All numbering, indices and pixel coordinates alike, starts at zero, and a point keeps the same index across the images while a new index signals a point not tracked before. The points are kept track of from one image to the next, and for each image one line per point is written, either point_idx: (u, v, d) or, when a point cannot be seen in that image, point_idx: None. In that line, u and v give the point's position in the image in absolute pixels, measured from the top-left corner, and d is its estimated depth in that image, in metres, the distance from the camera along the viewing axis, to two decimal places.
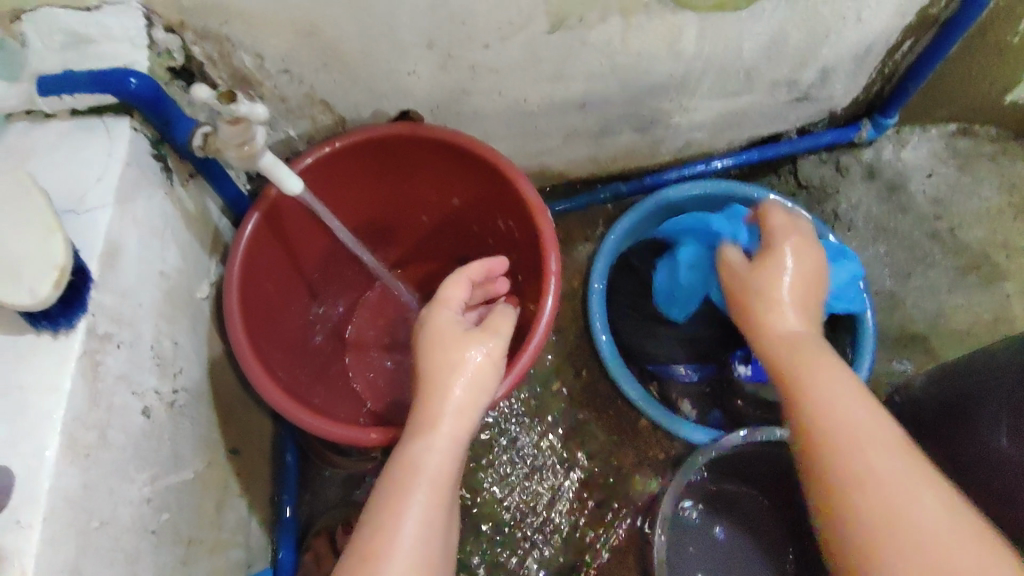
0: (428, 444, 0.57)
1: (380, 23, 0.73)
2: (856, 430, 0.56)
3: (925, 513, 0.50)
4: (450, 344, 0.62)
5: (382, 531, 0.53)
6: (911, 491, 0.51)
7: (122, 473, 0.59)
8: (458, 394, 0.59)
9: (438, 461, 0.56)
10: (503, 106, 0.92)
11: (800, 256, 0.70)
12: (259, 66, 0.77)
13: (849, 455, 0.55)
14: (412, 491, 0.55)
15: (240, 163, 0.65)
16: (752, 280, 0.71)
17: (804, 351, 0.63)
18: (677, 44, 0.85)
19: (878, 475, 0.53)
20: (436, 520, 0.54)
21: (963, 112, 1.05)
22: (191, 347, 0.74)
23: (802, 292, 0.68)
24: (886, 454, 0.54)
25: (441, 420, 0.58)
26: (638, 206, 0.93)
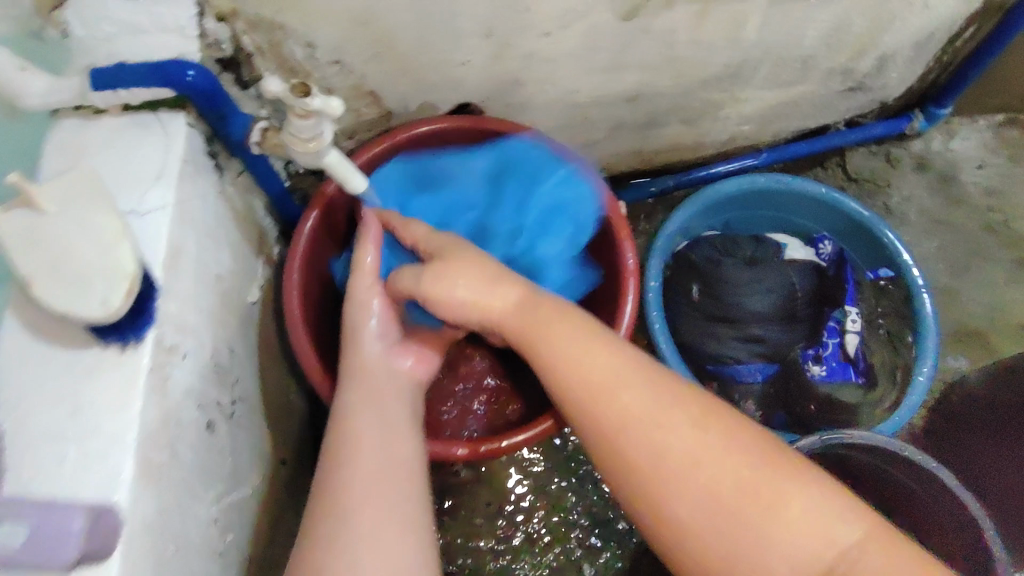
0: (349, 393, 0.60)
1: (440, 9, 0.70)
2: (612, 375, 0.53)
3: (686, 442, 0.50)
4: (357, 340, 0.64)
5: (337, 479, 0.54)
6: (673, 427, 0.51)
7: (192, 492, 0.55)
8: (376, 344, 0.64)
9: (359, 402, 0.59)
10: (553, 98, 0.88)
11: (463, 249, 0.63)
12: (308, 56, 0.74)
13: (607, 406, 0.53)
14: (351, 437, 0.57)
15: (304, 160, 0.61)
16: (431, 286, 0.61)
17: (530, 311, 0.58)
18: (738, 32, 0.82)
19: (646, 422, 0.51)
20: (391, 449, 0.57)
21: (1011, 101, 1.04)
22: (244, 354, 0.70)
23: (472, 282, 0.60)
24: (642, 389, 0.53)
25: (369, 369, 0.63)
26: (695, 199, 0.90)
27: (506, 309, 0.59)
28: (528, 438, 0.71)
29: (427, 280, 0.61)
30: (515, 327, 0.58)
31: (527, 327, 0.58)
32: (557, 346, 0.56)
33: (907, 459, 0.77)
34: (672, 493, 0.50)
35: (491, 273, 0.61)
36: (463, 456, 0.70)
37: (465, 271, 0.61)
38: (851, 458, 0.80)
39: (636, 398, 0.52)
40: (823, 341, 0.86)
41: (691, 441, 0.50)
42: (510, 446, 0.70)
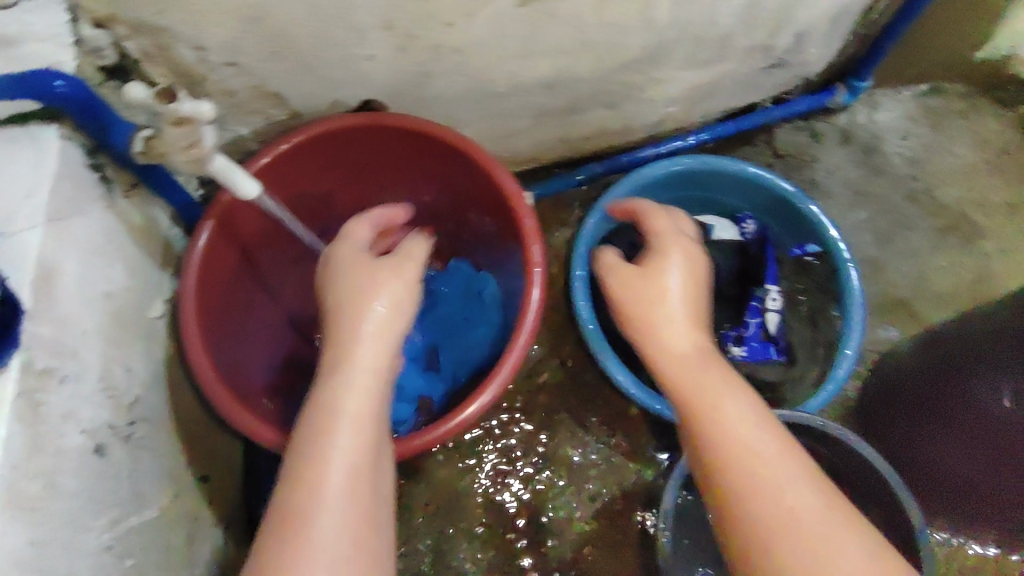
0: (342, 390, 0.53)
1: (333, 4, 0.67)
2: (757, 450, 0.51)
3: (814, 536, 0.46)
4: (352, 312, 0.57)
5: (310, 472, 0.49)
6: (806, 517, 0.47)
7: (77, 522, 0.54)
8: (371, 334, 0.56)
9: (355, 406, 0.52)
10: (468, 88, 0.85)
11: (677, 263, 0.64)
12: (200, 58, 0.70)
13: (779, 506, 0.48)
14: (333, 436, 0.50)
15: (190, 168, 0.59)
16: (649, 285, 0.64)
17: (704, 375, 0.56)
18: (650, 14, 0.79)
19: (772, 499, 0.48)
20: (363, 464, 0.50)
21: (933, 70, 1.04)
22: (148, 371, 0.68)
23: (682, 292, 0.62)
24: (780, 471, 0.49)
25: (355, 364, 0.54)
26: (617, 187, 0.89)
27: (688, 358, 0.58)
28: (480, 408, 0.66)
29: (640, 291, 0.64)
30: (677, 371, 0.57)
31: (693, 370, 0.56)
32: (728, 420, 0.53)
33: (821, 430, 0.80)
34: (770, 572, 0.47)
35: (698, 312, 0.62)
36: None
37: (674, 280, 0.63)
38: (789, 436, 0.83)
39: (803, 504, 0.48)
40: (745, 321, 0.88)
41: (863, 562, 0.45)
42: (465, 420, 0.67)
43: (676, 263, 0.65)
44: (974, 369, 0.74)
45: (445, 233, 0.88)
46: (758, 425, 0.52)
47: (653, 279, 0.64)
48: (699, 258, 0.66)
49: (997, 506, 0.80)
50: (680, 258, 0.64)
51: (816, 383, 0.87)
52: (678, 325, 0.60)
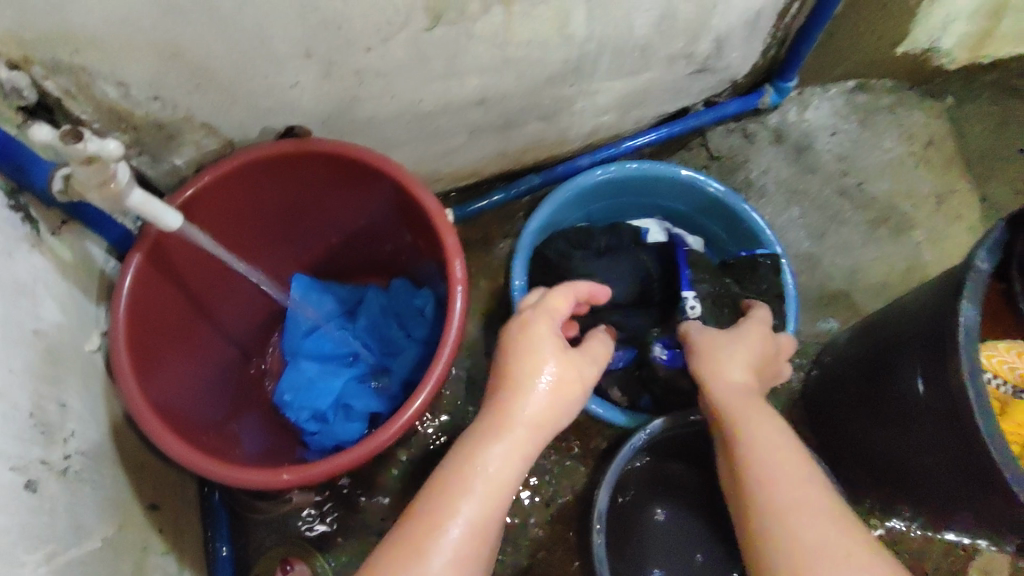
0: (491, 453, 0.55)
1: (249, 36, 0.69)
2: (792, 479, 0.55)
3: (821, 536, 0.50)
4: (519, 390, 0.58)
5: (439, 517, 0.52)
6: (806, 512, 0.52)
7: (8, 558, 0.54)
8: (539, 403, 0.57)
9: (499, 467, 0.54)
10: (398, 110, 0.87)
11: (753, 326, 0.72)
12: (124, 94, 0.71)
13: (798, 522, 0.52)
14: (475, 487, 0.53)
15: (107, 205, 0.61)
16: (719, 351, 0.69)
17: (751, 412, 0.62)
18: (567, 29, 0.82)
19: (779, 507, 0.53)
20: (491, 523, 0.53)
21: (858, 68, 1.08)
22: (83, 406, 0.68)
23: (745, 365, 0.67)
24: (803, 492, 0.54)
25: (517, 424, 0.56)
26: (551, 198, 0.90)
27: (734, 393, 0.64)
28: (421, 404, 0.68)
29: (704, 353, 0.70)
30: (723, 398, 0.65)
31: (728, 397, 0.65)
32: (760, 448, 0.58)
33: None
34: (766, 571, 0.51)
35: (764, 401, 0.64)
36: (288, 482, 0.66)
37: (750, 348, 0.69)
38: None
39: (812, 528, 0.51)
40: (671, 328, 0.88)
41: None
42: (411, 415, 0.68)
43: (749, 331, 0.71)
44: (901, 356, 0.76)
45: (382, 251, 0.91)
46: (800, 466, 0.57)
47: (725, 357, 0.68)
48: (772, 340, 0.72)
49: (918, 489, 0.79)
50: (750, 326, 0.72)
51: None
52: (731, 375, 0.66)
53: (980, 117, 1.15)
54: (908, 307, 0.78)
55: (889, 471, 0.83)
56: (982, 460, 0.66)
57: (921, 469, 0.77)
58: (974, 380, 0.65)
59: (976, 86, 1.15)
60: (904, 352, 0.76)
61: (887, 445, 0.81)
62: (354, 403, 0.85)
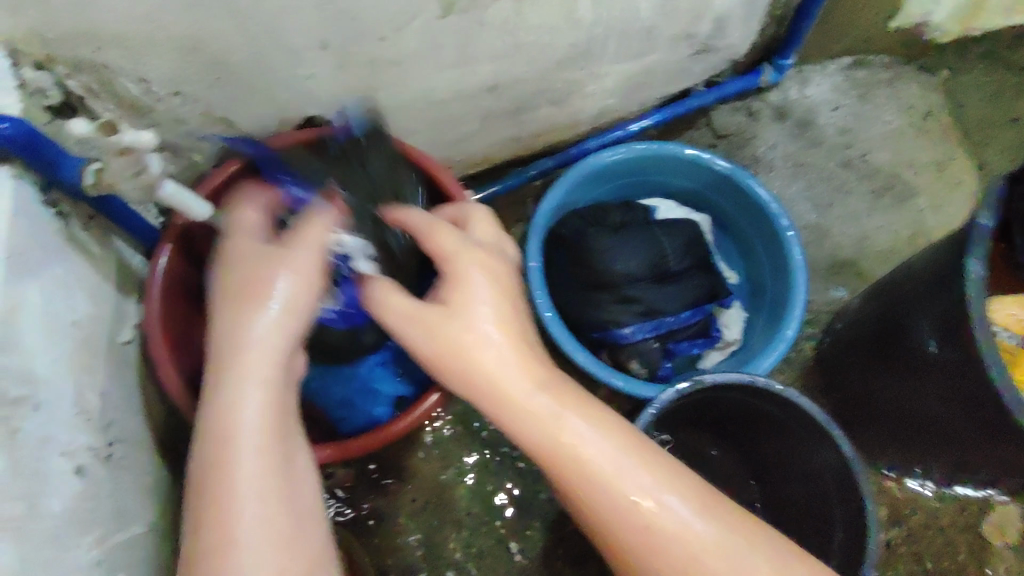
0: (238, 404, 0.51)
1: (268, 29, 0.70)
2: (603, 472, 0.51)
3: (670, 534, 0.50)
4: (240, 333, 0.53)
5: (218, 495, 0.48)
6: (630, 509, 0.51)
7: (62, 540, 0.55)
8: (267, 325, 0.53)
9: (258, 414, 0.51)
10: (413, 98, 0.89)
11: (473, 271, 0.57)
12: (145, 91, 0.73)
13: (632, 515, 0.51)
14: (237, 450, 0.49)
15: (138, 195, 0.62)
16: (443, 328, 0.55)
17: (531, 399, 0.52)
18: (573, 13, 0.84)
19: (614, 509, 0.51)
20: (277, 463, 0.51)
21: (856, 43, 1.10)
22: (120, 395, 0.69)
23: (481, 315, 0.55)
24: (621, 476, 0.51)
25: (251, 372, 0.52)
26: (563, 179, 0.93)
27: (488, 372, 0.53)
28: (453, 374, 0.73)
29: (435, 328, 0.56)
30: (496, 375, 0.53)
31: (531, 416, 0.52)
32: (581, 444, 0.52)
33: (790, 401, 0.77)
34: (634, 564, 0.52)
35: (520, 341, 0.55)
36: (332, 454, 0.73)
37: (471, 296, 0.56)
38: (758, 404, 0.82)
39: (661, 511, 0.50)
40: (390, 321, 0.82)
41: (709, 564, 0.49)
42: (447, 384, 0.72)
43: (464, 265, 0.57)
44: (911, 315, 0.78)
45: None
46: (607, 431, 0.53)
47: (451, 322, 0.55)
48: (495, 262, 0.59)
49: (934, 440, 0.82)
50: (469, 263, 0.57)
51: (757, 345, 0.94)
52: (482, 348, 0.54)
53: (976, 87, 1.17)
54: (915, 269, 0.80)
55: (905, 427, 0.85)
56: (997, 406, 0.68)
57: (937, 422, 0.79)
58: (982, 333, 0.67)
59: (970, 57, 1.18)
60: (914, 311, 0.78)
61: (904, 403, 0.83)
62: (381, 388, 0.86)
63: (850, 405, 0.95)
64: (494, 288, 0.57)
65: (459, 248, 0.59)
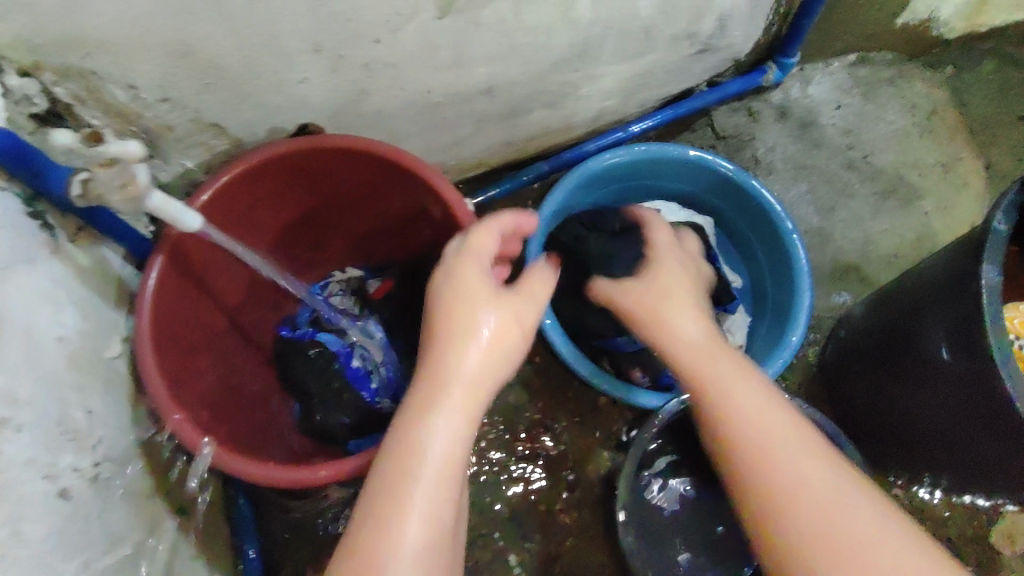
0: (437, 423, 0.52)
1: (258, 32, 0.68)
2: (807, 448, 0.56)
3: (840, 506, 0.51)
4: (455, 348, 0.55)
5: (395, 499, 0.50)
6: (807, 485, 0.53)
7: (47, 566, 0.53)
8: (476, 358, 0.55)
9: (448, 440, 0.52)
10: (407, 102, 0.87)
11: (675, 273, 0.77)
12: (134, 97, 0.70)
13: (800, 484, 0.53)
14: (425, 461, 0.51)
15: (127, 208, 0.60)
16: (663, 297, 0.73)
17: (718, 365, 0.64)
18: (572, 13, 0.82)
19: (779, 481, 0.54)
20: (448, 499, 0.51)
21: (858, 41, 1.08)
22: (108, 412, 0.68)
23: (676, 298, 0.73)
24: (791, 459, 0.55)
25: (454, 388, 0.54)
26: (562, 184, 0.91)
27: (686, 342, 0.67)
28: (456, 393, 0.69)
29: (649, 300, 0.74)
30: (681, 353, 0.67)
31: (693, 355, 0.66)
32: (761, 410, 0.59)
33: None
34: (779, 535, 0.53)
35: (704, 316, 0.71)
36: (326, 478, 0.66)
37: (669, 280, 0.76)
38: None
39: (820, 480, 0.53)
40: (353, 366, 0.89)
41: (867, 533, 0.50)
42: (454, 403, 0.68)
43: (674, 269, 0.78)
44: (924, 323, 0.76)
45: (392, 246, 0.91)
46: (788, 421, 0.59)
47: (654, 297, 0.74)
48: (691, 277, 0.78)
49: (951, 452, 0.79)
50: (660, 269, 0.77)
51: (761, 352, 0.93)
52: (682, 324, 0.69)
53: (981, 86, 1.15)
54: (927, 275, 0.78)
55: (918, 439, 0.83)
56: (1012, 415, 0.66)
57: (951, 434, 0.77)
58: (1000, 344, 0.65)
59: (974, 53, 1.16)
60: (927, 318, 0.76)
61: (916, 414, 0.81)
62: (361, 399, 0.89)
63: (858, 417, 0.92)
64: (663, 275, 0.77)
65: (664, 240, 0.83)
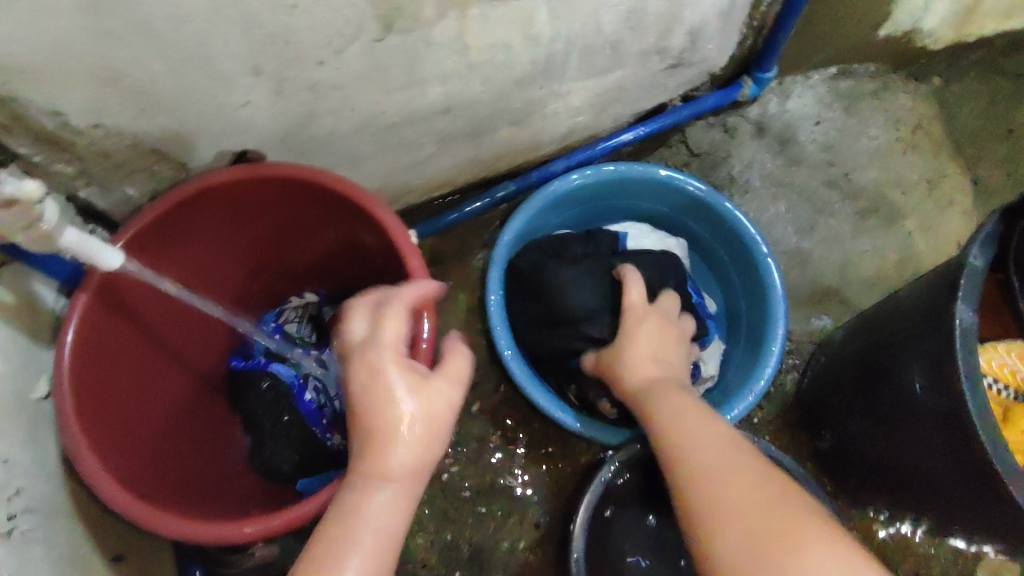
0: (375, 492, 0.51)
1: (189, 56, 0.64)
2: (708, 428, 0.60)
3: (723, 456, 0.56)
4: (378, 413, 0.53)
5: (330, 566, 0.48)
6: (701, 446, 0.58)
7: None
8: (409, 431, 0.52)
9: (384, 514, 0.51)
10: (359, 123, 0.83)
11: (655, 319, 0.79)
12: (62, 125, 0.66)
13: (696, 451, 0.58)
14: (361, 531, 0.50)
15: (38, 246, 0.56)
16: (629, 340, 0.77)
17: (655, 387, 0.69)
18: (531, 30, 0.77)
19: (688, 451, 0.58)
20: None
21: (839, 54, 1.04)
22: (29, 460, 0.64)
23: (642, 338, 0.76)
24: (698, 434, 0.60)
25: (394, 465, 0.52)
26: (526, 206, 0.88)
27: (644, 378, 0.71)
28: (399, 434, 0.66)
29: (614, 351, 0.77)
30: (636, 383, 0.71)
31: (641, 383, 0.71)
32: (673, 405, 0.65)
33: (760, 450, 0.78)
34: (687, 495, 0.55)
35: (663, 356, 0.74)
36: (251, 536, 0.62)
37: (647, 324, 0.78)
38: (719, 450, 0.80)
39: (713, 446, 0.58)
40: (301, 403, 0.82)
41: (734, 471, 0.54)
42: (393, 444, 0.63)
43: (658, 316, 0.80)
44: (900, 357, 0.72)
45: (346, 272, 0.87)
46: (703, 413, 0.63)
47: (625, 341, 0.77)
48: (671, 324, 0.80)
49: (924, 492, 0.75)
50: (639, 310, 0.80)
51: (734, 381, 0.89)
52: (635, 363, 0.73)
53: (966, 98, 1.11)
54: (906, 307, 0.74)
55: (898, 479, 0.79)
56: (983, 464, 0.62)
57: (924, 474, 0.73)
58: (974, 388, 0.62)
59: (961, 64, 1.11)
60: (904, 353, 0.72)
61: (890, 452, 0.77)
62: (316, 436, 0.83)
63: (836, 450, 0.88)
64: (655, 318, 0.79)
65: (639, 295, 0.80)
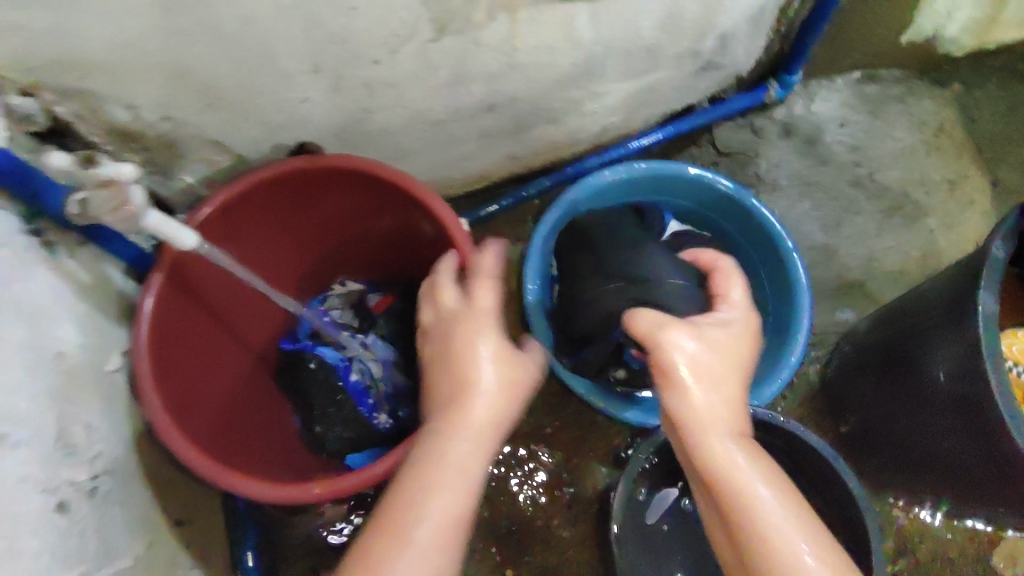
0: (456, 437, 0.57)
1: (254, 53, 0.69)
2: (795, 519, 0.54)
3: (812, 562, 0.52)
4: (466, 359, 0.61)
5: (415, 499, 0.54)
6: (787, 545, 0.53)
7: None
8: (491, 375, 0.60)
9: (463, 455, 0.56)
10: (409, 119, 0.88)
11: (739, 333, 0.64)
12: (135, 116, 0.71)
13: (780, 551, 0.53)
14: (441, 469, 0.55)
15: (122, 226, 0.61)
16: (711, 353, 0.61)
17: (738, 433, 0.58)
18: (573, 33, 0.82)
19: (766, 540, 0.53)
20: (459, 511, 0.55)
21: (865, 59, 1.07)
22: (106, 426, 0.68)
23: (728, 354, 0.61)
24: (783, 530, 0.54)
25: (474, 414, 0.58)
26: (562, 200, 0.92)
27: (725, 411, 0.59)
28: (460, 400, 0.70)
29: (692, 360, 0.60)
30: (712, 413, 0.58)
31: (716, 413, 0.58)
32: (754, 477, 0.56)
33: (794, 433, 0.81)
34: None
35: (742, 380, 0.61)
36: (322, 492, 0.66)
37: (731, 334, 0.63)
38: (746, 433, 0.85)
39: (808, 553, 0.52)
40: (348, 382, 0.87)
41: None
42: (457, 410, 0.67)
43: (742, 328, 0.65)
44: (924, 346, 0.75)
45: (391, 259, 0.91)
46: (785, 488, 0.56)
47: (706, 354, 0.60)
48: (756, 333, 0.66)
49: (948, 476, 0.79)
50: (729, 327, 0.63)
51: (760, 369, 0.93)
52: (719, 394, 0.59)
53: (990, 103, 1.14)
54: (927, 298, 0.76)
55: (923, 465, 0.82)
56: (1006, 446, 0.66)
57: (948, 458, 0.76)
58: (998, 372, 0.65)
59: (985, 71, 1.14)
60: (927, 342, 0.75)
61: (914, 436, 0.80)
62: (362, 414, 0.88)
63: (863, 436, 0.91)
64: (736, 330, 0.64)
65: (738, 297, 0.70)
